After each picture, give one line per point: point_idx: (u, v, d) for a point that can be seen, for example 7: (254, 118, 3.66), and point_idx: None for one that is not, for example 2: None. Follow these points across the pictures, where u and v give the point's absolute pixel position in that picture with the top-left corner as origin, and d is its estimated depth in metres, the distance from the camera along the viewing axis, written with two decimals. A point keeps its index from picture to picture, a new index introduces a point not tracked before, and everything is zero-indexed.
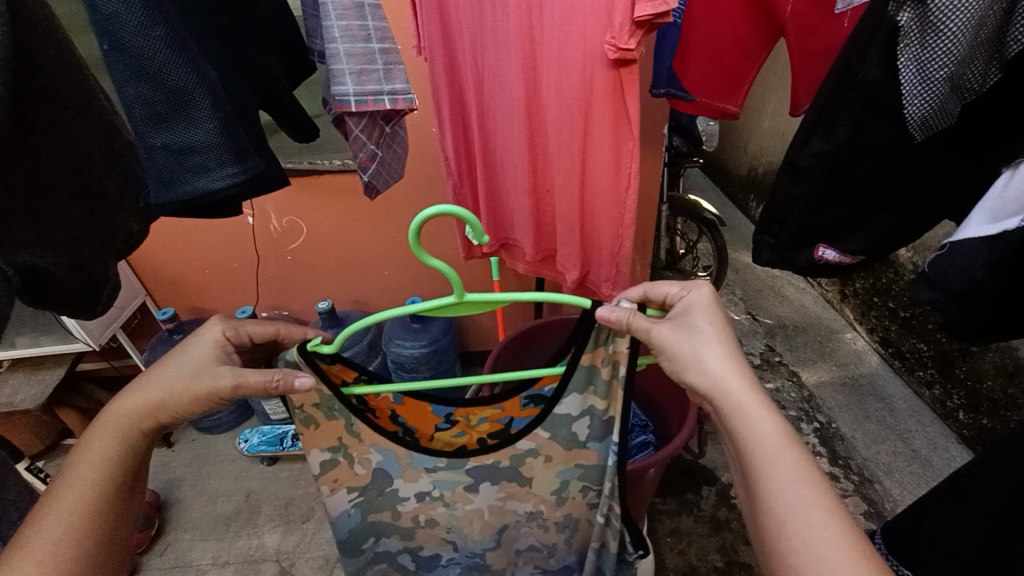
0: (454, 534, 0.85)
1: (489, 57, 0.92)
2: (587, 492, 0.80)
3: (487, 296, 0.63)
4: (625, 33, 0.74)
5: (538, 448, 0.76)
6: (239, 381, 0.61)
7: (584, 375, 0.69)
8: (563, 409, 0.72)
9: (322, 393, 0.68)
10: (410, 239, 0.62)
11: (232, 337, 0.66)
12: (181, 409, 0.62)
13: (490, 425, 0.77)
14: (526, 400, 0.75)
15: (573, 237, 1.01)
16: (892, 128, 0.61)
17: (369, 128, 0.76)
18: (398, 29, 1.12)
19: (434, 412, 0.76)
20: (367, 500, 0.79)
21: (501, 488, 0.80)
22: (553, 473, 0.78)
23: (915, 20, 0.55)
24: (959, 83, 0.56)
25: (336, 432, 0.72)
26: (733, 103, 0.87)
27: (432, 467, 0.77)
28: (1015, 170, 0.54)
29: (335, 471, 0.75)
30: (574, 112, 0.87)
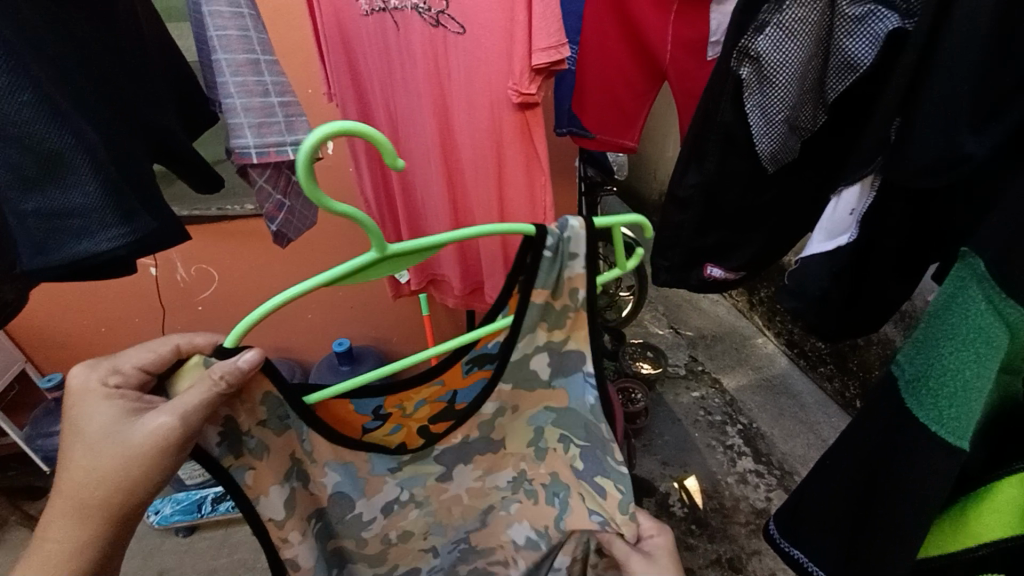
0: (433, 535, 0.89)
1: (402, 101, 0.96)
2: (567, 443, 0.79)
3: (409, 244, 0.56)
4: (525, 80, 0.80)
5: (504, 405, 0.77)
6: (174, 420, 0.54)
7: (534, 317, 0.67)
8: (517, 353, 0.70)
9: (271, 395, 0.62)
10: (303, 188, 0.47)
11: (122, 374, 0.57)
12: (132, 484, 0.55)
13: (430, 407, 0.75)
14: (467, 367, 0.72)
15: (497, 270, 1.05)
16: (751, 160, 0.70)
17: (274, 178, 0.76)
18: (297, 76, 1.12)
19: (361, 411, 0.71)
20: (327, 526, 0.79)
21: (475, 465, 0.83)
22: (524, 421, 0.80)
23: (754, 73, 0.64)
24: (796, 125, 0.67)
25: (291, 452, 0.68)
26: (630, 138, 0.96)
27: (395, 465, 0.78)
28: (839, 197, 0.62)
29: (302, 503, 0.72)
30: (487, 151, 0.92)
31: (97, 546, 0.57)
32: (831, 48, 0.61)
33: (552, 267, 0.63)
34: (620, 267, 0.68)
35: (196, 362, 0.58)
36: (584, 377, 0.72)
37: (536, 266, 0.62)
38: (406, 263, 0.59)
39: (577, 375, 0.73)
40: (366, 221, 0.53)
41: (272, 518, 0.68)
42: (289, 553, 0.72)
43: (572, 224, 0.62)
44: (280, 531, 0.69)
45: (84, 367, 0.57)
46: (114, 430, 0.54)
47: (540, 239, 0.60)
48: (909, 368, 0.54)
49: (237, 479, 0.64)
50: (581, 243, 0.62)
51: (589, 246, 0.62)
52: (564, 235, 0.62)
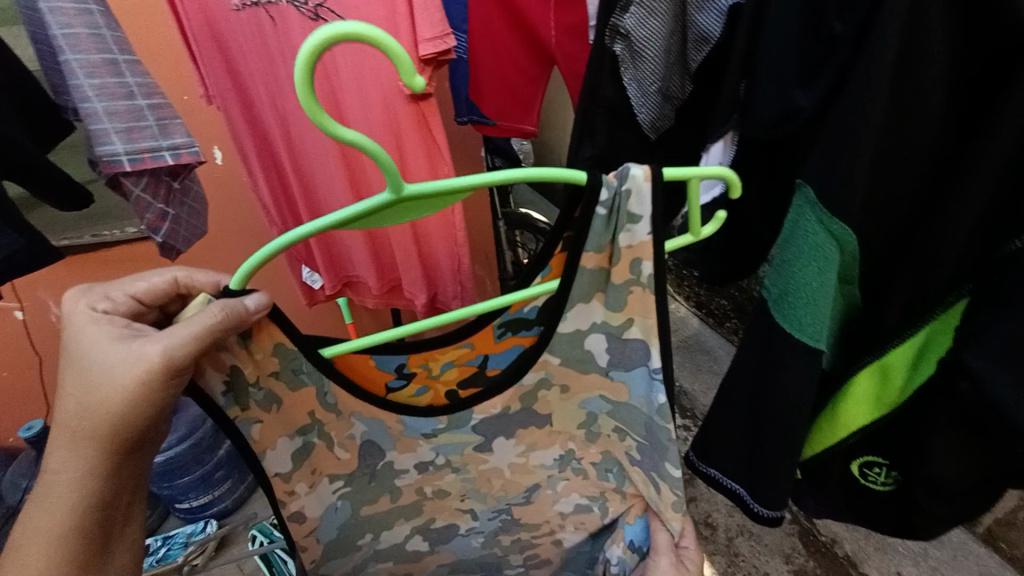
0: (471, 500, 0.88)
1: (290, 100, 0.92)
2: (620, 434, 0.77)
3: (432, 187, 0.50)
4: (414, 70, 0.80)
5: (549, 380, 0.75)
6: (161, 349, 0.50)
7: (585, 279, 0.63)
8: (567, 327, 0.68)
9: (281, 348, 0.62)
10: (306, 110, 0.42)
11: (114, 300, 0.54)
12: (121, 416, 0.51)
13: (458, 371, 0.75)
14: (500, 331, 0.72)
15: (413, 264, 1.05)
16: (635, 130, 0.76)
17: (153, 186, 0.70)
18: (168, 79, 1.04)
19: (382, 368, 0.73)
20: (355, 490, 0.81)
21: (517, 439, 0.82)
22: (575, 405, 0.77)
23: (626, 49, 0.69)
24: (669, 95, 0.73)
25: (308, 407, 0.69)
26: (529, 122, 0.99)
27: (432, 429, 0.78)
28: (710, 154, 0.69)
29: (313, 461, 0.74)
30: (387, 144, 0.91)
31: (98, 479, 0.55)
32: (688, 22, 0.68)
33: (607, 226, 0.58)
34: (695, 234, 0.59)
35: (199, 299, 0.54)
36: (648, 370, 0.66)
37: (585, 223, 0.58)
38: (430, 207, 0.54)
39: (637, 366, 0.68)
40: (377, 152, 0.46)
41: (278, 474, 0.70)
42: (294, 507, 0.74)
43: (636, 174, 0.54)
44: (286, 485, 0.71)
45: (76, 289, 0.54)
46: (103, 355, 0.50)
47: (593, 191, 0.55)
48: (774, 286, 0.63)
49: (244, 433, 0.64)
50: (647, 197, 0.55)
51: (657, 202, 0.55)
52: (622, 186, 0.55)
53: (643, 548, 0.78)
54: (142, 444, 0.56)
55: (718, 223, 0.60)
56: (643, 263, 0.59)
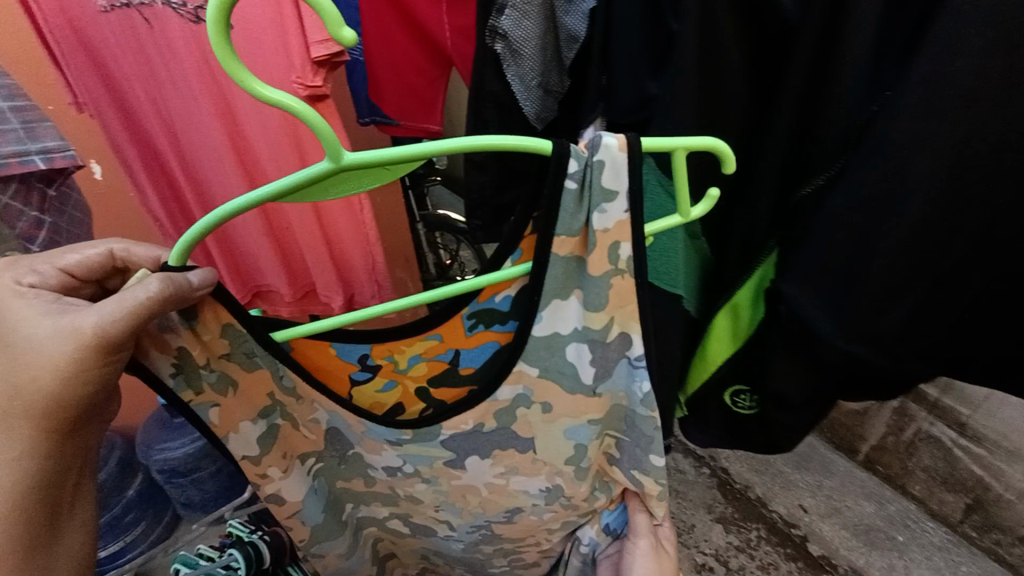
0: (446, 511, 0.87)
1: (174, 105, 0.87)
2: (604, 438, 0.75)
3: (372, 153, 0.50)
4: (308, 72, 0.80)
5: (530, 394, 0.71)
6: (96, 322, 0.49)
7: (560, 269, 0.59)
8: (541, 331, 0.64)
9: (231, 329, 0.62)
10: (224, 66, 0.44)
11: (42, 274, 0.53)
12: (55, 392, 0.50)
13: (427, 366, 0.73)
14: (471, 324, 0.70)
15: (325, 267, 1.05)
16: (523, 122, 0.83)
17: (24, 193, 0.67)
18: (35, 85, 0.96)
19: (345, 358, 0.72)
20: (328, 468, 0.83)
21: (496, 460, 0.78)
22: (560, 430, 0.73)
23: (506, 48, 0.76)
24: (550, 89, 0.80)
25: (267, 390, 0.70)
26: (433, 121, 1.02)
27: (398, 440, 0.77)
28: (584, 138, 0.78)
29: (282, 441, 0.76)
30: (287, 148, 0.90)
31: (33, 460, 0.53)
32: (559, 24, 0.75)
33: (580, 204, 0.55)
34: (685, 214, 0.58)
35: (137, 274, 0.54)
36: (631, 365, 0.65)
37: (557, 201, 0.54)
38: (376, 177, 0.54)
39: (622, 361, 0.66)
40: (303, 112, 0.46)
41: (245, 456, 0.72)
42: (270, 490, 0.76)
43: (610, 143, 0.52)
44: (257, 468, 0.74)
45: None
46: (31, 329, 0.49)
47: (561, 162, 0.52)
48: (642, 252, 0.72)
49: (201, 415, 0.66)
50: (625, 168, 0.53)
51: (635, 174, 0.53)
52: (595, 157, 0.52)
53: (620, 531, 0.83)
54: (82, 421, 0.55)
55: (711, 203, 0.58)
56: (621, 246, 0.57)
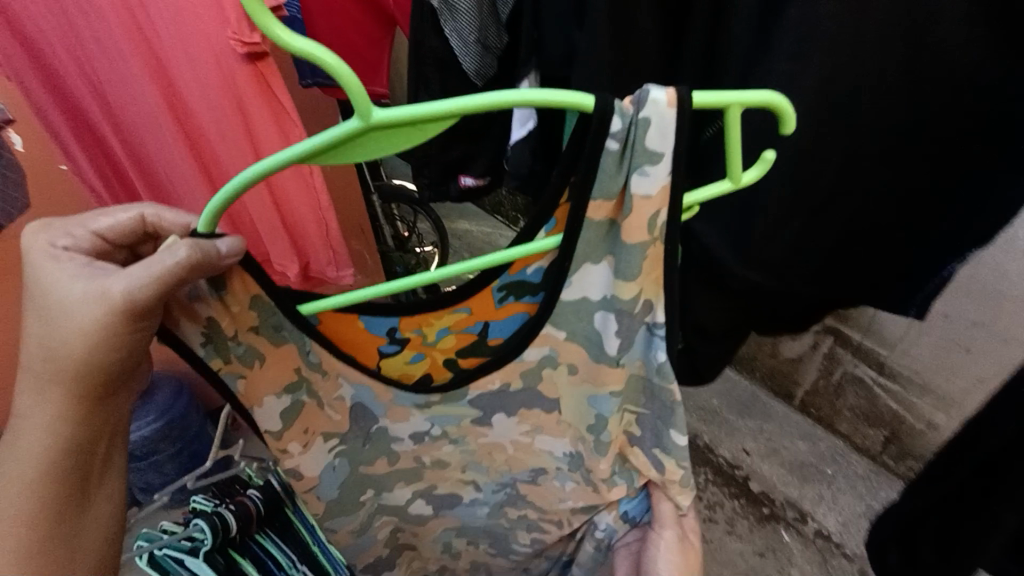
0: (473, 471, 0.88)
1: (103, 67, 0.78)
2: (626, 417, 0.71)
3: (402, 112, 0.44)
4: (245, 28, 0.77)
5: (555, 354, 0.69)
6: (125, 288, 0.49)
7: (593, 235, 0.55)
8: (569, 297, 0.61)
9: (258, 300, 0.59)
10: (249, 13, 0.40)
11: (75, 236, 0.53)
12: (85, 356, 0.51)
13: (456, 339, 0.70)
14: (501, 295, 0.65)
15: (277, 234, 1.02)
16: (464, 80, 0.82)
17: None
18: None
19: (372, 331, 0.68)
20: (352, 450, 0.80)
21: (521, 419, 0.78)
22: (583, 399, 0.70)
23: (442, 2, 0.75)
24: (488, 45, 0.78)
25: (295, 363, 0.67)
26: (380, 85, 0.99)
27: (426, 402, 0.76)
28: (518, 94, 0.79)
29: (304, 420, 0.72)
30: (229, 110, 0.87)
31: (67, 421, 0.55)
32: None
33: (619, 165, 0.50)
34: (735, 180, 0.50)
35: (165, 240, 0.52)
36: (656, 339, 0.61)
37: (597, 160, 0.50)
38: (403, 143, 0.46)
39: (648, 335, 0.61)
40: (326, 61, 0.41)
41: (269, 431, 0.69)
42: (290, 464, 0.75)
43: (657, 98, 0.46)
44: (279, 444, 0.71)
45: (35, 225, 0.54)
46: (65, 291, 0.50)
47: (601, 121, 0.46)
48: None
49: (228, 387, 0.64)
50: (670, 131, 0.48)
51: (679, 134, 0.47)
52: (640, 115, 0.47)
53: (640, 519, 0.79)
54: (115, 387, 0.56)
55: (763, 167, 0.51)
56: (660, 214, 0.52)
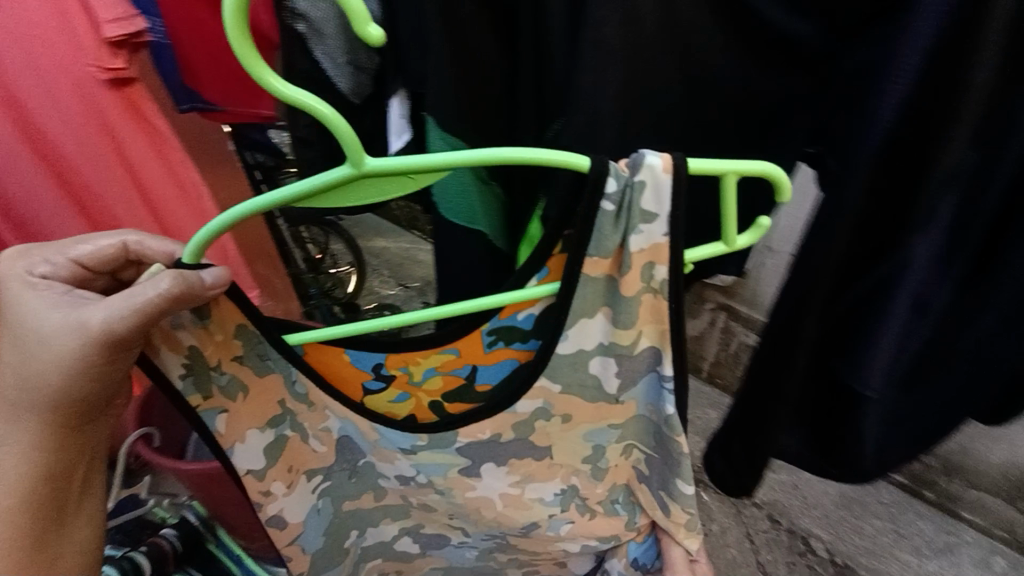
0: (460, 520, 0.67)
1: None
2: (630, 451, 0.56)
3: (397, 161, 0.39)
4: (103, 53, 0.60)
5: (550, 407, 0.53)
6: (106, 317, 0.40)
7: (592, 292, 0.44)
8: (566, 347, 0.48)
9: (246, 331, 0.49)
10: (236, 53, 0.35)
11: (51, 263, 0.44)
12: (59, 387, 0.43)
13: (444, 383, 0.55)
14: (490, 340, 0.51)
15: None
16: None
17: None
18: None
19: (355, 365, 0.54)
20: (335, 486, 0.64)
21: (509, 470, 0.59)
22: (578, 437, 0.55)
23: None
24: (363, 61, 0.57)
25: (279, 397, 0.55)
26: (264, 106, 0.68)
27: (412, 447, 0.59)
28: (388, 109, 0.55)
29: (288, 457, 0.59)
30: (100, 143, 0.70)
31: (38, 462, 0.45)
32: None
33: (612, 228, 0.40)
34: (729, 243, 0.43)
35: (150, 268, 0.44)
36: (659, 379, 0.48)
37: (589, 218, 0.40)
38: (397, 191, 0.41)
39: (650, 375, 0.48)
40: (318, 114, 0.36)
41: (249, 472, 0.56)
42: (272, 511, 0.59)
43: (653, 163, 0.37)
44: (260, 485, 0.57)
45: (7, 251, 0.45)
46: (38, 317, 0.41)
47: (597, 184, 0.38)
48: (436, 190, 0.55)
49: (208, 426, 0.52)
50: (668, 196, 0.38)
51: (679, 204, 0.38)
52: (637, 179, 0.38)
53: (650, 565, 0.61)
54: (98, 410, 0.47)
55: (756, 232, 0.44)
56: (657, 267, 0.42)
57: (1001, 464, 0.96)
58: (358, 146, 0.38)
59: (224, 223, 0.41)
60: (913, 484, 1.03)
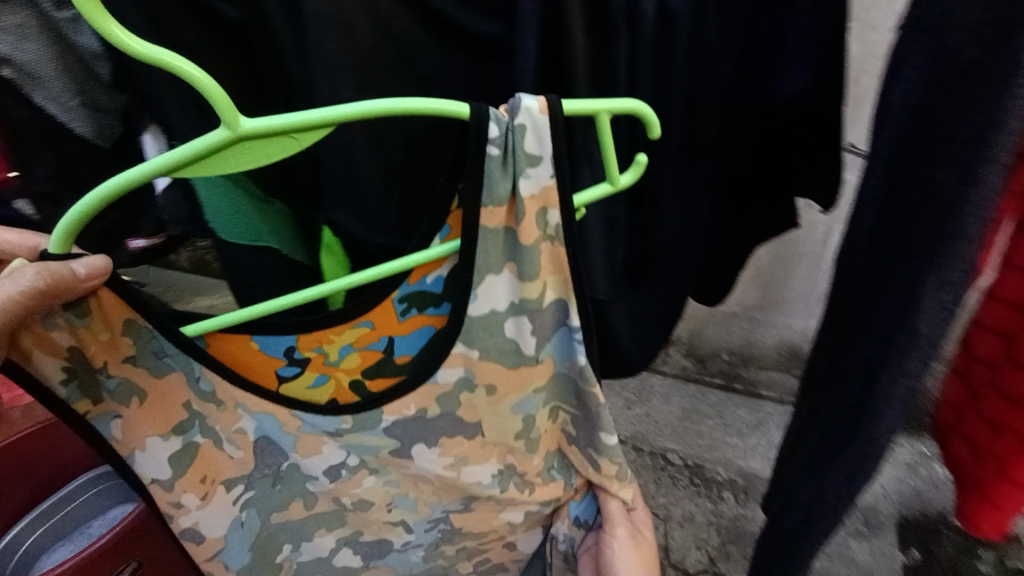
0: (400, 509, 0.66)
1: None
2: (558, 412, 0.59)
3: (273, 120, 0.37)
4: None
5: (470, 376, 0.54)
6: None
7: (494, 245, 0.46)
8: (478, 308, 0.49)
9: (134, 326, 0.48)
10: (77, 6, 0.31)
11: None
12: None
13: (362, 359, 0.54)
14: (402, 308, 0.51)
15: None
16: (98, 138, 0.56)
17: None
18: None
19: (268, 352, 0.52)
20: (259, 497, 0.61)
21: (444, 449, 0.60)
22: (507, 411, 0.56)
23: None
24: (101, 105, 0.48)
25: (180, 398, 0.53)
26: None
27: (337, 430, 0.58)
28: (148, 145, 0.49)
29: (199, 467, 0.56)
30: None
31: None
32: (60, 47, 0.44)
33: (504, 172, 0.42)
34: (613, 182, 0.45)
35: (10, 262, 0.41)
36: (572, 332, 0.51)
37: (478, 164, 0.41)
38: (279, 155, 0.39)
39: (563, 330, 0.52)
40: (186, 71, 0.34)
41: (156, 481, 0.55)
42: (185, 523, 0.58)
43: (530, 105, 0.39)
44: (170, 496, 0.56)
45: None
46: None
47: (477, 128, 0.40)
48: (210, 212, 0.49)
49: (102, 432, 0.51)
50: (547, 136, 0.41)
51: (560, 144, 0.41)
52: (516, 122, 0.40)
53: (592, 522, 0.67)
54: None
55: (638, 171, 0.46)
56: (550, 212, 0.44)
57: (774, 341, 1.14)
58: (230, 106, 0.36)
59: (102, 195, 0.38)
60: (708, 377, 1.22)
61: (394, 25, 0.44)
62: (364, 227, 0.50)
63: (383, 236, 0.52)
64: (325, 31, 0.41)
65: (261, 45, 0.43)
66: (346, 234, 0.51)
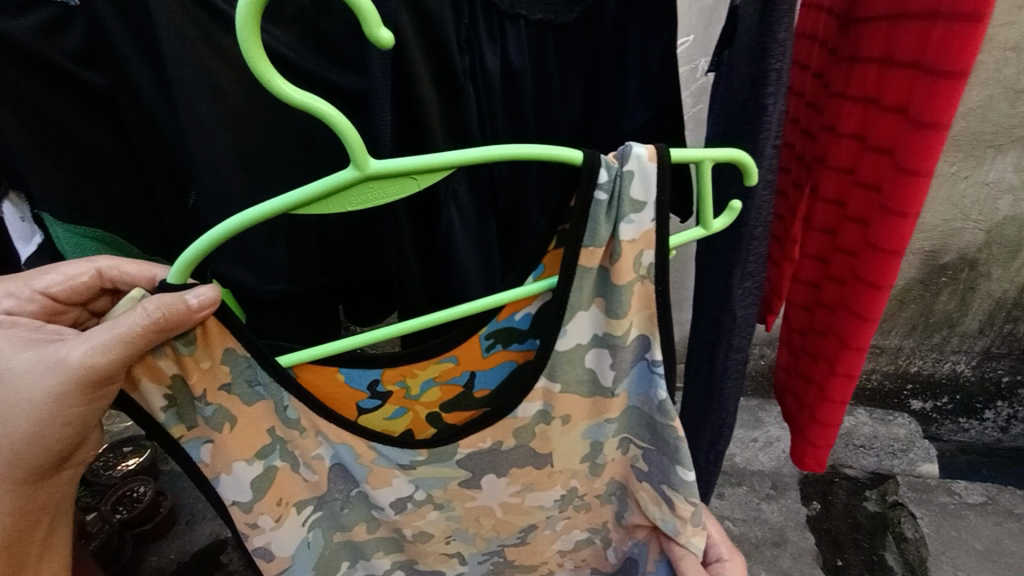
0: (459, 541, 0.67)
1: None
2: (628, 447, 0.59)
3: (400, 160, 0.37)
4: None
5: (548, 409, 0.56)
6: (92, 356, 0.41)
7: (587, 284, 0.47)
8: (565, 343, 0.50)
9: (230, 355, 0.47)
10: (240, 44, 0.32)
11: (20, 299, 0.50)
12: (47, 441, 0.45)
13: (442, 393, 0.58)
14: (488, 344, 0.56)
15: None
16: None
17: None
18: None
19: (354, 385, 0.55)
20: (328, 514, 0.60)
21: (513, 478, 0.61)
22: (577, 437, 0.58)
23: None
24: None
25: (263, 420, 0.51)
26: None
27: (411, 463, 0.57)
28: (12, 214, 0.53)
29: (277, 489, 0.54)
30: None
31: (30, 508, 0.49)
32: None
33: (607, 215, 0.44)
34: (708, 227, 0.42)
35: (130, 294, 0.44)
36: (652, 366, 0.51)
37: (583, 214, 0.43)
38: (399, 196, 0.38)
39: (642, 368, 0.52)
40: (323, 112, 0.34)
41: (236, 504, 0.52)
42: (258, 542, 0.54)
43: (640, 154, 0.41)
44: (246, 517, 0.53)
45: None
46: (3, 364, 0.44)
47: (588, 175, 0.41)
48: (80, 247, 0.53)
49: (192, 455, 0.49)
50: (653, 182, 0.42)
51: (663, 191, 0.42)
52: (626, 169, 0.41)
53: None
54: (63, 459, 0.48)
55: (734, 217, 0.42)
56: (644, 254, 0.46)
57: (680, 338, 1.24)
58: (361, 148, 0.35)
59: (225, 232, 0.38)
60: None
61: (265, 87, 0.48)
62: (251, 274, 0.54)
63: (272, 283, 0.56)
64: (194, 97, 0.45)
65: (130, 109, 0.47)
66: (235, 284, 0.54)
